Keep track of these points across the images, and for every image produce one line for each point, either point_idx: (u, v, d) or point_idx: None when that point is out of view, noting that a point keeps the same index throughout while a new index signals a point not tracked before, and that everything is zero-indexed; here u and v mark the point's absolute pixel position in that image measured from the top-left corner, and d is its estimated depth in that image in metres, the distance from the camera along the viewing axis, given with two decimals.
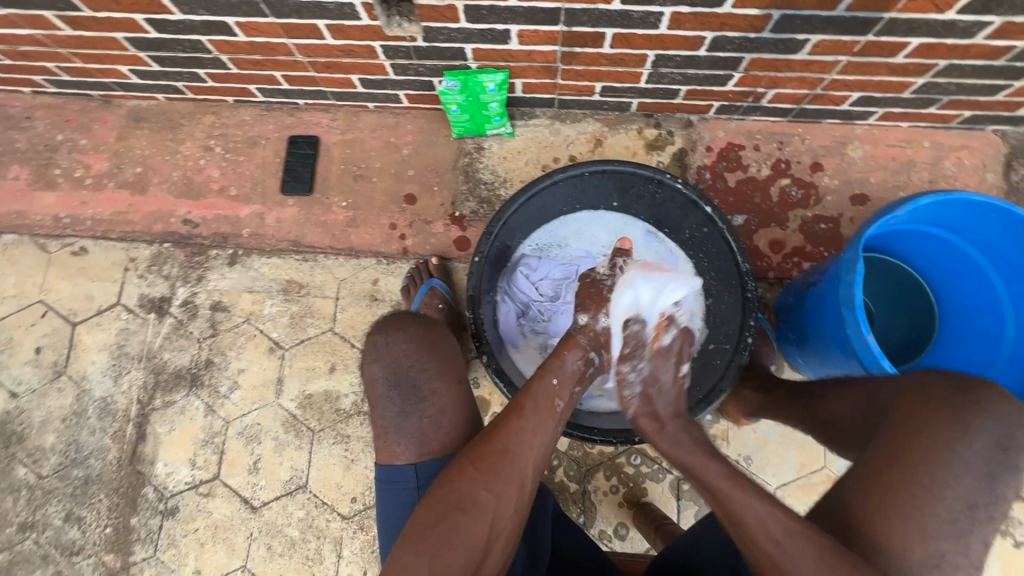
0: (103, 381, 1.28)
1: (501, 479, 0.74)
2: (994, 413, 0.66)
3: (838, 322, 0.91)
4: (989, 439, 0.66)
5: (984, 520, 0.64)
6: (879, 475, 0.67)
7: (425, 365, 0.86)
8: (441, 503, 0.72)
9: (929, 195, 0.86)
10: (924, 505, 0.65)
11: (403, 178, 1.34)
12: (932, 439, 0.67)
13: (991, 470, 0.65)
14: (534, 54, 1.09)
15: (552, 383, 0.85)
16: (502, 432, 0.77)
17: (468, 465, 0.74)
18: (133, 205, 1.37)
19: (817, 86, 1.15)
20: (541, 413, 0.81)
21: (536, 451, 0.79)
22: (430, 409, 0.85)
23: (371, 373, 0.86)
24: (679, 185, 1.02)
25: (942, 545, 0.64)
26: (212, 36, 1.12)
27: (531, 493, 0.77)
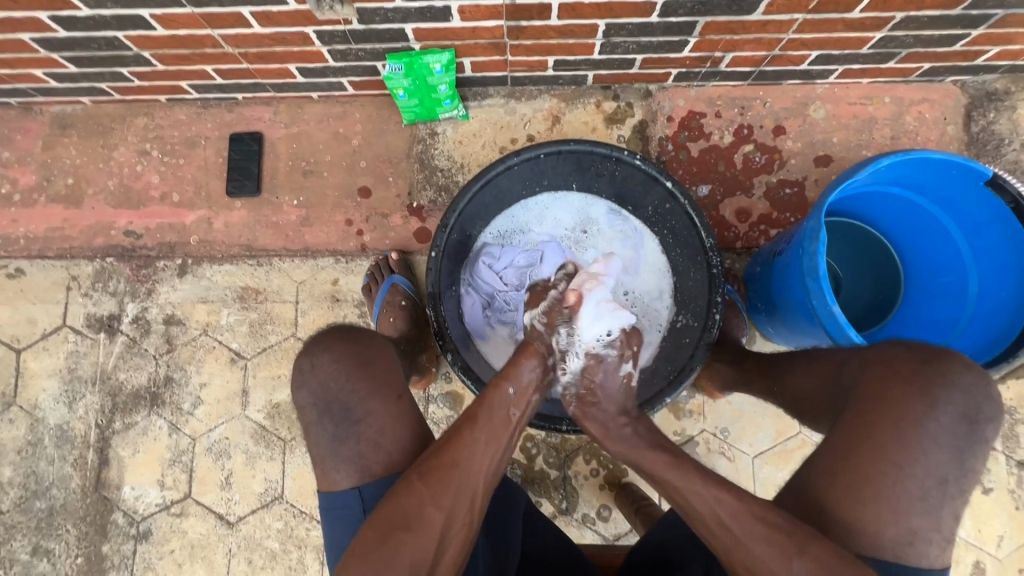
0: (56, 408, 1.22)
1: (451, 493, 0.72)
2: (959, 385, 0.66)
3: (804, 293, 0.89)
4: (955, 412, 0.65)
5: (955, 492, 0.65)
6: (849, 456, 0.67)
7: (356, 387, 0.79)
8: (384, 520, 0.70)
9: (889, 156, 0.83)
10: (895, 483, 0.65)
11: (355, 171, 1.28)
12: (902, 415, 0.66)
13: (958, 444, 0.65)
14: (479, 31, 1.03)
15: (512, 391, 0.81)
16: (450, 447, 0.75)
17: (416, 482, 0.72)
18: (68, 219, 1.28)
19: (776, 47, 1.11)
20: (495, 422, 0.78)
21: (488, 463, 0.76)
22: (366, 431, 0.79)
23: (303, 401, 0.80)
24: (637, 161, 0.98)
25: (913, 524, 0.65)
26: (128, 31, 1.03)
27: (483, 504, 0.76)
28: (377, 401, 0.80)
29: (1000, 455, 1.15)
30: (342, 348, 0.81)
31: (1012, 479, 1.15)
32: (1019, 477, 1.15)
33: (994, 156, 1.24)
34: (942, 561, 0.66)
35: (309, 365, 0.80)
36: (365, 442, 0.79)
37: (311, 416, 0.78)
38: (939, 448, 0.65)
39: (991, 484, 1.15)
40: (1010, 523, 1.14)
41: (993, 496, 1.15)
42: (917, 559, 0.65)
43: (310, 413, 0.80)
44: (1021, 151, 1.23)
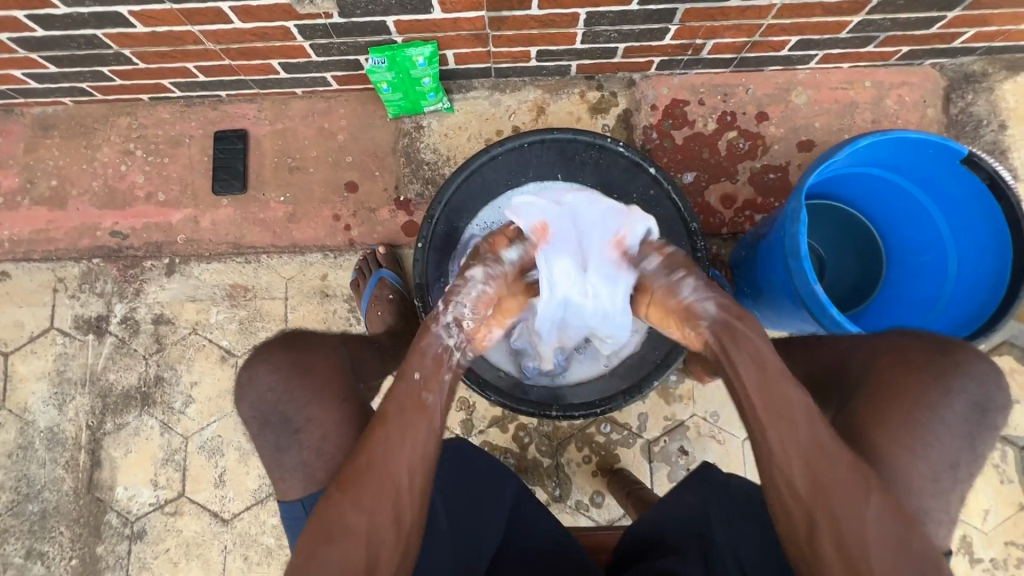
0: (46, 411, 1.21)
1: (371, 493, 0.73)
2: (975, 376, 0.72)
3: (787, 274, 0.90)
4: (968, 400, 0.71)
5: (962, 476, 0.71)
6: (863, 439, 0.71)
7: (293, 396, 0.81)
8: (318, 529, 0.73)
9: (867, 137, 0.85)
10: (910, 462, 0.70)
11: (341, 166, 1.28)
12: (919, 399, 0.71)
13: (968, 430, 0.71)
14: (460, 23, 1.03)
15: (414, 380, 0.79)
16: (362, 449, 0.75)
17: (335, 491, 0.74)
18: (53, 221, 1.27)
19: (755, 33, 1.12)
20: (405, 414, 0.77)
21: (406, 456, 0.75)
22: (308, 439, 0.81)
23: (244, 414, 0.82)
24: (620, 148, 1.01)
25: (925, 505, 0.70)
26: (107, 29, 1.02)
27: (412, 500, 0.74)
28: (317, 407, 0.81)
29: None
30: (284, 358, 0.82)
31: (997, 454, 1.17)
32: (1003, 452, 1.17)
33: (973, 138, 1.26)
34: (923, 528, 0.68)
35: (247, 377, 0.82)
36: (307, 450, 0.81)
37: (272, 421, 0.81)
38: (950, 434, 0.71)
39: None
40: (996, 497, 1.16)
41: (979, 471, 1.17)
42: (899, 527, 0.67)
43: (254, 425, 0.82)
44: (999, 132, 1.25)
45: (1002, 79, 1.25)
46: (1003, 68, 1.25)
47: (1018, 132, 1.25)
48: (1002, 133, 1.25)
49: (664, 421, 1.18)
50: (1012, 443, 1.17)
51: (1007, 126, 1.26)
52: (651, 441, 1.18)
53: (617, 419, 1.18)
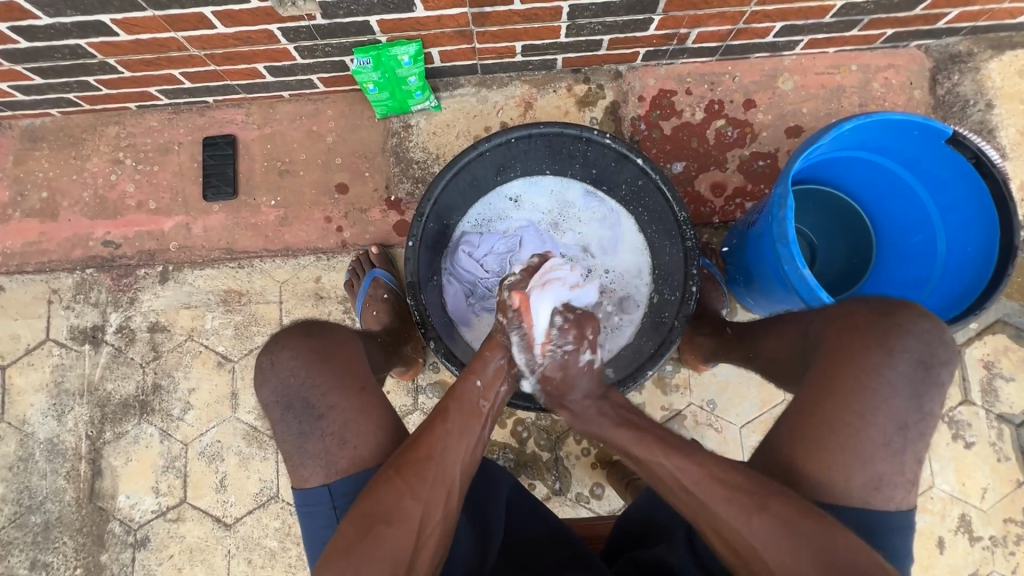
0: (45, 422, 1.22)
1: (429, 484, 0.72)
2: (916, 334, 0.69)
3: (776, 260, 0.91)
4: (912, 359, 0.68)
5: (915, 437, 0.68)
6: (814, 411, 0.70)
7: (316, 382, 0.78)
8: (364, 516, 0.70)
9: (851, 120, 0.85)
10: (859, 434, 0.67)
11: (331, 168, 1.28)
12: (860, 367, 0.69)
13: (915, 390, 0.68)
14: (444, 20, 1.03)
15: (477, 384, 0.83)
16: (426, 438, 0.75)
17: (394, 475, 0.72)
18: (45, 233, 1.28)
19: (739, 21, 1.12)
20: (465, 414, 0.80)
21: (462, 454, 0.77)
22: (331, 426, 0.78)
23: (267, 398, 0.79)
24: (607, 140, 0.99)
25: (879, 470, 0.68)
26: (91, 39, 1.02)
27: (459, 496, 0.75)
28: (340, 396, 0.79)
29: (979, 410, 1.18)
30: (302, 343, 0.80)
31: (993, 432, 1.18)
32: (999, 430, 1.18)
33: (960, 118, 1.27)
34: (910, 503, 0.69)
35: (269, 363, 0.79)
36: (330, 438, 0.78)
37: (297, 406, 0.78)
38: (898, 395, 0.68)
39: (973, 438, 1.18)
40: (993, 475, 1.17)
41: (975, 450, 1.17)
42: (884, 504, 0.68)
43: (276, 410, 0.79)
44: (986, 111, 1.26)
45: (988, 58, 1.26)
46: (988, 48, 1.26)
47: (1005, 111, 1.25)
48: (989, 113, 1.26)
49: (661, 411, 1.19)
50: (1007, 421, 1.18)
51: (994, 105, 1.26)
52: None
53: None
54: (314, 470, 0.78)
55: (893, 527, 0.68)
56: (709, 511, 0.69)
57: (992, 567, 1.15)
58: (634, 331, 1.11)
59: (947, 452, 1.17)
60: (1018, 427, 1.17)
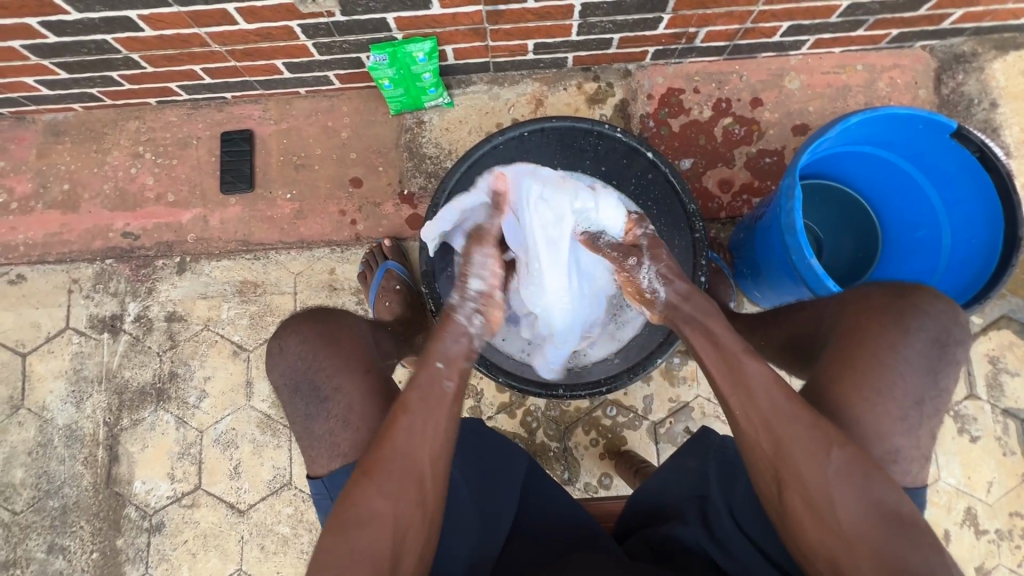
0: (64, 408, 1.24)
1: (396, 485, 0.70)
2: (931, 313, 0.71)
3: (784, 250, 0.93)
4: (927, 337, 0.70)
5: (930, 412, 0.70)
6: (832, 388, 0.71)
7: (322, 364, 0.83)
8: (337, 522, 0.70)
9: (858, 114, 0.87)
10: (875, 408, 0.69)
11: (346, 162, 1.30)
12: (878, 345, 0.70)
13: (931, 365, 0.70)
14: (459, 17, 1.06)
15: (438, 366, 0.75)
16: (389, 436, 0.72)
17: (363, 478, 0.71)
18: (66, 224, 1.31)
19: (747, 20, 1.14)
20: (427, 401, 0.73)
21: (431, 445, 0.72)
22: (335, 408, 0.81)
23: (277, 380, 0.84)
24: (618, 134, 1.02)
25: (896, 444, 0.69)
26: (117, 34, 1.06)
27: (436, 488, 0.72)
28: (344, 377, 0.82)
29: (985, 404, 1.19)
30: (310, 329, 0.85)
31: (998, 427, 1.19)
32: (1005, 424, 1.19)
33: (965, 117, 1.28)
34: (919, 483, 0.71)
35: (277, 347, 0.85)
36: (335, 419, 0.81)
37: (304, 389, 0.82)
38: (915, 370, 0.70)
39: (979, 432, 1.19)
40: (999, 469, 1.18)
41: (980, 444, 1.18)
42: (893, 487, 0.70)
43: (285, 392, 0.84)
44: (991, 110, 1.27)
45: (992, 58, 1.28)
46: (992, 48, 1.28)
47: (1009, 110, 1.27)
48: (993, 112, 1.28)
49: (669, 402, 1.20)
50: (1013, 415, 1.19)
51: (998, 104, 1.28)
52: (656, 423, 1.20)
53: (623, 401, 1.20)
54: (327, 449, 0.81)
55: None
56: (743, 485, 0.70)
57: (997, 560, 1.16)
58: (639, 326, 1.08)
59: (953, 445, 1.19)
60: None
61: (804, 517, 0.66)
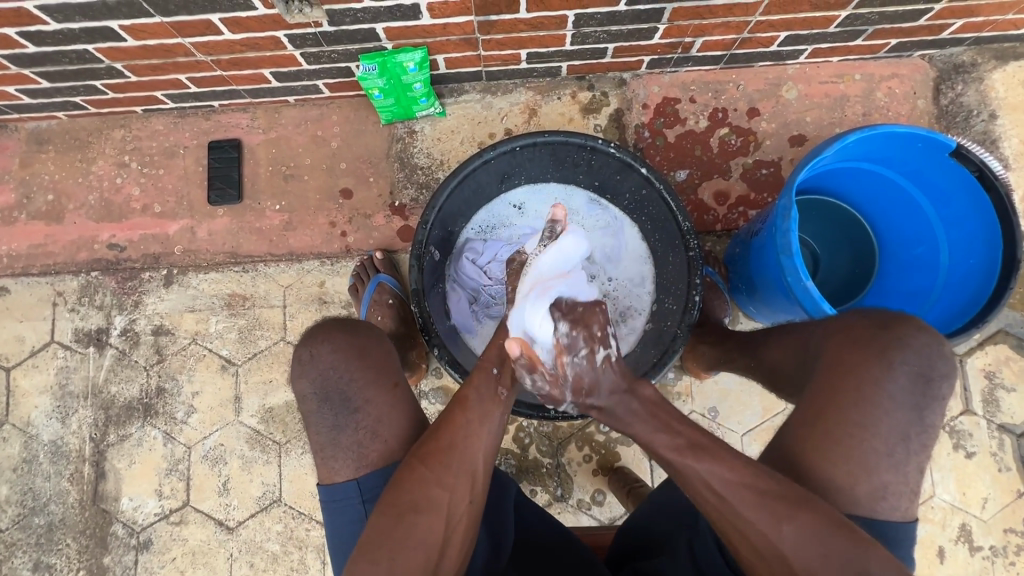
0: (49, 424, 1.22)
1: (453, 473, 0.73)
2: (915, 346, 0.69)
3: (780, 271, 0.91)
4: (911, 371, 0.68)
5: (917, 449, 0.69)
6: (817, 421, 0.71)
7: (354, 376, 0.79)
8: (393, 506, 0.71)
9: (856, 132, 0.85)
10: (860, 444, 0.68)
11: (336, 172, 1.28)
12: (861, 380, 0.69)
13: (916, 401, 0.68)
14: (450, 28, 1.03)
15: (493, 371, 0.81)
16: (446, 428, 0.76)
17: (418, 465, 0.73)
18: (51, 235, 1.28)
19: (744, 30, 1.12)
20: (484, 402, 0.78)
21: (485, 441, 0.76)
22: (365, 420, 0.79)
23: (304, 390, 0.79)
24: (611, 149, 1.00)
25: (884, 481, 0.68)
26: (98, 44, 1.03)
27: (485, 483, 0.75)
28: (375, 391, 0.79)
29: (980, 420, 1.18)
30: (343, 338, 0.80)
31: (994, 442, 1.18)
32: (1000, 440, 1.18)
33: (963, 128, 1.27)
34: (912, 513, 0.70)
35: (308, 355, 0.79)
36: (363, 432, 0.79)
37: (334, 398, 0.78)
38: (899, 406, 0.68)
39: (974, 448, 1.18)
40: (994, 486, 1.17)
41: (976, 460, 1.18)
42: (885, 520, 0.69)
43: (312, 402, 0.79)
44: (990, 121, 1.26)
45: (991, 68, 1.26)
46: (992, 58, 1.26)
47: (1009, 121, 1.26)
48: (993, 123, 1.26)
49: None
50: (1008, 431, 1.18)
51: (998, 116, 1.26)
52: None
53: None
54: (355, 459, 0.79)
55: (892, 538, 0.69)
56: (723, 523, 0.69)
57: None
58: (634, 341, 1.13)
59: (948, 461, 1.18)
60: (1020, 438, 1.18)
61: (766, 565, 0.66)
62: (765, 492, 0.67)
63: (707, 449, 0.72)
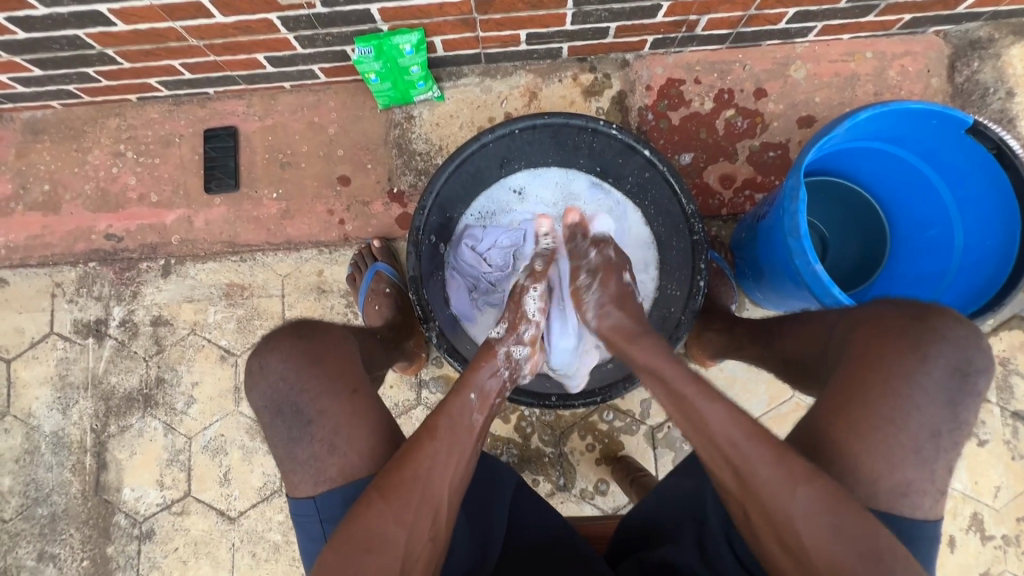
0: (51, 415, 1.22)
1: (413, 508, 0.70)
2: (950, 338, 0.67)
3: (787, 254, 0.89)
4: (946, 364, 0.67)
5: (947, 445, 0.67)
6: (842, 412, 0.68)
7: (305, 385, 0.77)
8: (343, 544, 0.68)
9: (868, 109, 0.82)
10: (887, 438, 0.66)
11: (333, 160, 1.26)
12: (892, 371, 0.67)
13: (951, 397, 0.67)
14: (446, 8, 1.00)
15: (472, 398, 0.80)
16: (413, 458, 0.72)
17: (377, 498, 0.69)
18: (48, 226, 1.27)
19: (751, 7, 1.08)
20: (456, 432, 0.76)
21: (452, 475, 0.74)
22: (319, 431, 0.76)
23: (256, 403, 0.78)
24: (613, 131, 0.97)
25: (908, 478, 0.67)
26: (88, 29, 1.01)
27: (448, 517, 0.73)
28: (329, 399, 0.77)
29: (994, 407, 1.15)
30: (292, 345, 0.79)
31: (1007, 430, 1.15)
32: (1014, 428, 1.15)
33: (979, 107, 1.22)
34: (928, 507, 0.68)
35: (258, 366, 0.78)
36: (319, 444, 0.76)
37: (286, 411, 0.77)
38: (932, 401, 0.67)
39: (987, 436, 1.15)
40: (1007, 474, 1.14)
41: (989, 448, 1.15)
42: (899, 513, 0.67)
43: (266, 415, 0.78)
44: (1007, 99, 1.21)
45: (1009, 44, 1.21)
46: (1010, 33, 1.21)
47: None
48: (1010, 101, 1.21)
49: None
50: (1023, 418, 1.15)
51: (1015, 93, 1.22)
52: (654, 428, 1.17)
53: (620, 406, 1.17)
54: (312, 474, 0.76)
55: (907, 529, 0.67)
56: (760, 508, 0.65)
57: (1004, 566, 1.13)
58: None
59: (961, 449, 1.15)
60: None
61: (779, 561, 0.65)
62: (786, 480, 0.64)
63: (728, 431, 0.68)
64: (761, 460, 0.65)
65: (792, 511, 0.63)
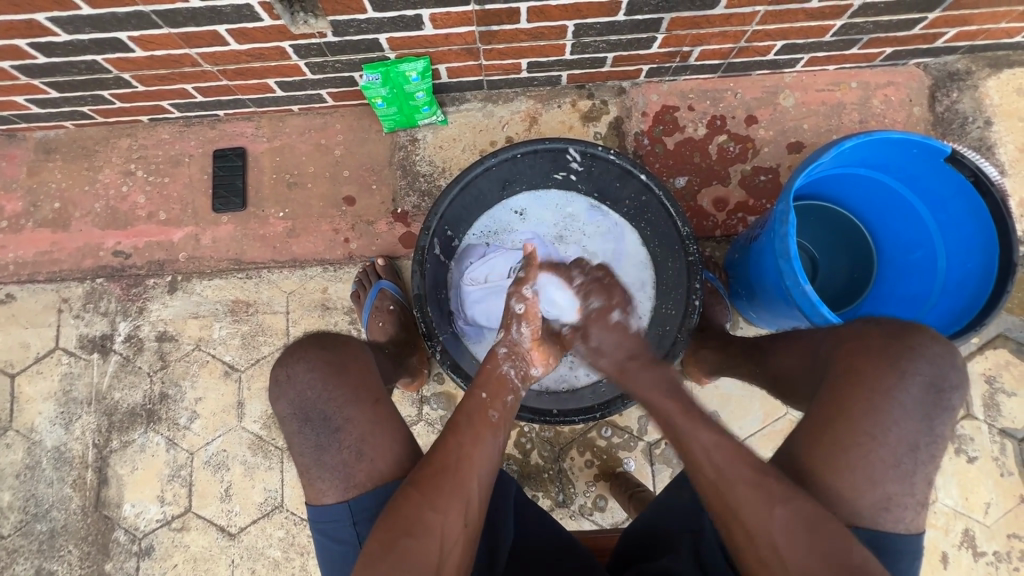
0: (53, 430, 1.23)
1: (447, 494, 0.73)
2: (926, 355, 0.70)
3: (778, 275, 0.92)
4: (923, 381, 0.69)
5: (925, 458, 0.69)
6: (823, 431, 0.71)
7: (333, 395, 0.79)
8: (386, 533, 0.70)
9: (851, 138, 0.86)
10: (868, 454, 0.69)
11: (339, 180, 1.30)
12: (873, 387, 0.70)
13: (927, 412, 0.69)
14: (452, 38, 1.05)
15: (481, 396, 0.83)
16: (442, 451, 0.76)
17: (413, 490, 0.72)
18: (56, 242, 1.29)
19: (741, 39, 1.13)
20: (476, 425, 0.80)
21: (482, 464, 0.77)
22: (348, 438, 0.79)
23: (284, 412, 0.80)
24: (611, 156, 1.01)
25: (889, 492, 0.69)
26: (107, 54, 1.05)
27: (481, 505, 0.75)
28: (354, 408, 0.80)
29: (982, 424, 1.18)
30: (319, 354, 0.81)
31: (996, 447, 1.18)
32: (1002, 444, 1.18)
33: (959, 135, 1.28)
34: (916, 523, 0.70)
35: (285, 375, 0.80)
36: (347, 451, 0.79)
37: (314, 419, 0.79)
38: (908, 416, 0.69)
39: (976, 453, 1.18)
40: (996, 490, 1.17)
41: (978, 464, 1.18)
42: (889, 528, 0.69)
43: (293, 422, 0.80)
44: (985, 128, 1.27)
45: (986, 76, 1.28)
46: (986, 66, 1.28)
47: (1004, 128, 1.27)
48: (988, 130, 1.27)
49: None
50: (1010, 435, 1.18)
51: (993, 122, 1.28)
52: (652, 444, 1.19)
53: (618, 422, 1.19)
54: (336, 477, 0.79)
55: (895, 544, 0.70)
56: (731, 514, 0.70)
57: None
58: None
59: (950, 465, 1.18)
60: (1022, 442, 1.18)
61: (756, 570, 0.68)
62: (759, 483, 0.69)
63: (701, 434, 0.74)
64: (739, 479, 0.70)
65: (772, 529, 0.67)
